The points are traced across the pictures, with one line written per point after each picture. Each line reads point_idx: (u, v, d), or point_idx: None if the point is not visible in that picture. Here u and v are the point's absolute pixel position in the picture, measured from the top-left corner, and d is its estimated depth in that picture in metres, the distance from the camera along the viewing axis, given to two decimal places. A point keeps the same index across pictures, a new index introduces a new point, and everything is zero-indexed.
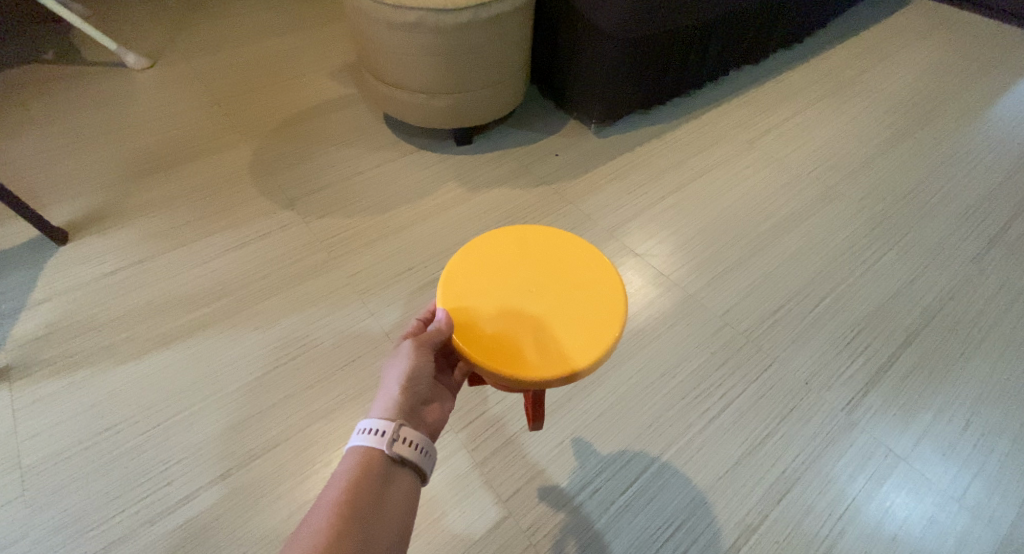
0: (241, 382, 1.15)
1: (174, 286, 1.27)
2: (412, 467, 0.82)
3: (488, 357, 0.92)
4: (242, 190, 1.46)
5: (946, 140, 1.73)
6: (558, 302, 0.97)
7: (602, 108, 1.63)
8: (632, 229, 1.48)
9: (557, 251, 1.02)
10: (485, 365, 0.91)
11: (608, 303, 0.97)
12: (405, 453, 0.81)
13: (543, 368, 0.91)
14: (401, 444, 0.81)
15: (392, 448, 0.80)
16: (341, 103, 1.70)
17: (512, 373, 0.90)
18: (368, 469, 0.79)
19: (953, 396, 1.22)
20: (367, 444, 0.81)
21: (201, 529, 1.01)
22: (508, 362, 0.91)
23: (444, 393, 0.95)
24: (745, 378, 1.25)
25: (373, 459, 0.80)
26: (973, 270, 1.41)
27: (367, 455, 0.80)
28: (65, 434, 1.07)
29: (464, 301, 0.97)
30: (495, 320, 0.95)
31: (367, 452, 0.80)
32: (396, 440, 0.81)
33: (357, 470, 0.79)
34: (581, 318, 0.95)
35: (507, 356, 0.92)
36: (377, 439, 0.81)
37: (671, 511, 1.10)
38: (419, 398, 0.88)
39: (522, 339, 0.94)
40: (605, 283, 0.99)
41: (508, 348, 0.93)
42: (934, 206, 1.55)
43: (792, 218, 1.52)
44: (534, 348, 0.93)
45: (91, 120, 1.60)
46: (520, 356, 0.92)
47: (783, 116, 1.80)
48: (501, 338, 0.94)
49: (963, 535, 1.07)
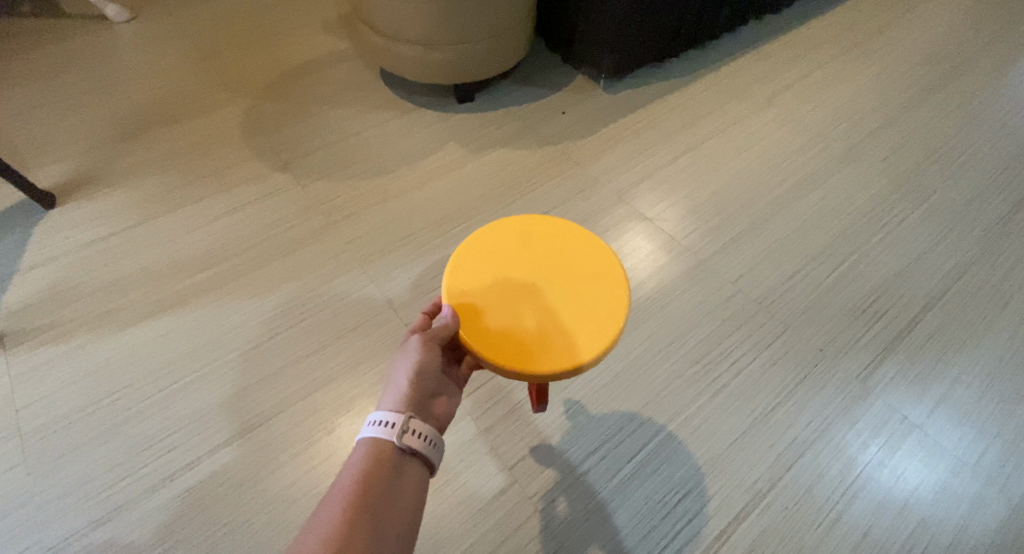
0: (238, 349, 1.16)
1: (172, 250, 1.28)
2: (423, 461, 0.71)
3: (492, 352, 0.80)
4: (242, 150, 1.46)
5: (977, 95, 1.63)
6: (563, 292, 0.85)
7: (612, 61, 1.56)
8: (644, 191, 1.41)
9: (559, 241, 0.90)
10: (491, 362, 0.80)
11: (614, 294, 0.85)
12: (417, 445, 0.70)
13: (551, 361, 0.80)
14: (412, 436, 0.70)
15: (402, 439, 0.70)
16: (343, 58, 1.69)
17: (518, 368, 0.79)
18: (379, 462, 0.69)
19: (970, 362, 1.16)
20: (377, 438, 0.70)
21: (202, 497, 1.00)
22: (515, 358, 0.80)
23: (453, 389, 0.82)
24: (757, 346, 1.19)
25: (383, 452, 0.69)
26: (999, 234, 1.34)
27: (374, 449, 0.69)
28: (64, 402, 1.09)
29: (467, 296, 0.85)
30: (497, 313, 0.84)
31: (376, 445, 0.70)
32: (406, 432, 0.70)
33: (367, 462, 0.68)
34: (588, 308, 0.84)
35: (512, 350, 0.80)
36: (389, 434, 0.70)
37: (679, 478, 1.05)
38: (428, 393, 0.77)
39: (526, 332, 0.82)
40: (609, 273, 0.87)
41: (514, 343, 0.81)
42: (962, 166, 1.47)
43: (809, 180, 1.44)
44: (538, 340, 0.81)
45: (81, 78, 1.60)
46: (526, 351, 0.81)
47: (802, 71, 1.70)
48: (504, 331, 0.82)
49: (978, 503, 1.02)
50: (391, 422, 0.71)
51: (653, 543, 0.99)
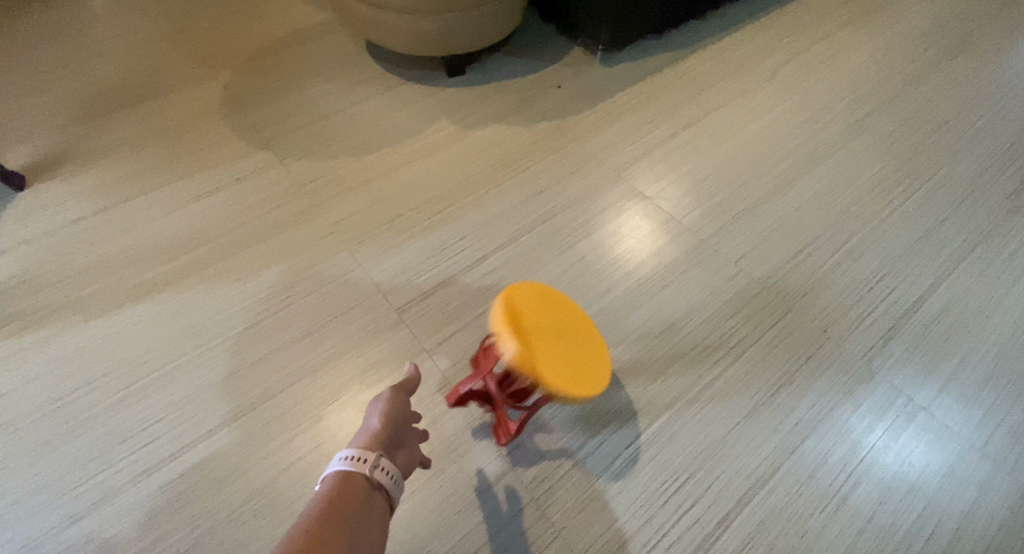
0: (220, 337, 1.11)
1: (149, 233, 1.23)
2: (389, 498, 0.68)
3: (569, 380, 0.84)
4: (222, 128, 1.40)
5: (985, 66, 1.58)
6: (561, 324, 0.91)
7: (608, 32, 1.50)
8: (642, 169, 1.36)
9: (530, 289, 0.93)
10: (575, 387, 0.84)
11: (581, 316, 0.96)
12: (386, 484, 0.68)
13: (599, 371, 0.89)
14: (382, 472, 0.68)
15: (373, 472, 0.68)
16: (328, 32, 1.62)
17: (590, 386, 0.86)
18: (348, 491, 0.65)
19: (979, 341, 1.12)
20: (345, 471, 0.67)
21: (183, 491, 0.96)
22: (583, 379, 0.86)
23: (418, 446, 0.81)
24: (759, 327, 1.14)
25: (351, 484, 0.66)
26: (1007, 209, 1.29)
27: (342, 481, 0.66)
28: (38, 392, 1.04)
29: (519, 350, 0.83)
30: (549, 352, 0.86)
31: (344, 477, 0.67)
32: (376, 467, 0.68)
33: (335, 490, 0.65)
34: (582, 332, 0.93)
35: (579, 374, 0.86)
36: (359, 467, 0.67)
37: (678, 463, 1.01)
38: (396, 439, 0.75)
39: (575, 360, 0.87)
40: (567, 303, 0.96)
41: (576, 369, 0.86)
42: (970, 139, 1.42)
43: (812, 156, 1.39)
44: (581, 363, 0.88)
45: (53, 55, 1.53)
46: (584, 373, 0.87)
47: (805, 43, 1.64)
48: (566, 363, 0.86)
49: (986, 485, 0.98)
50: (362, 456, 0.68)
51: (652, 531, 0.95)
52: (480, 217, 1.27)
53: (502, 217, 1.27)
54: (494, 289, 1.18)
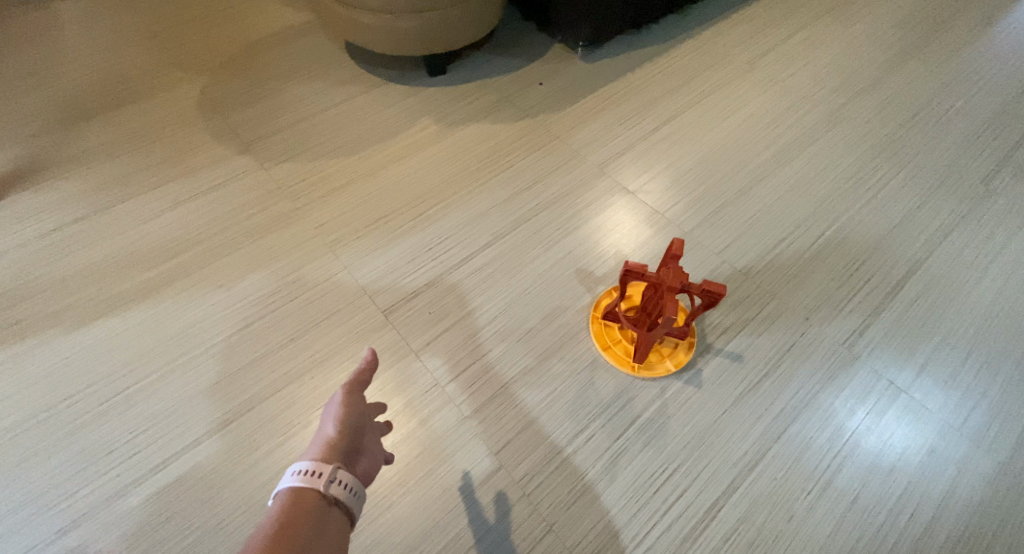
0: (205, 344, 1.10)
1: (129, 241, 1.22)
2: (349, 514, 0.64)
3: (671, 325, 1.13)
4: (199, 133, 1.39)
5: (958, 53, 1.60)
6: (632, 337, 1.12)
7: (587, 28, 1.50)
8: (625, 163, 1.37)
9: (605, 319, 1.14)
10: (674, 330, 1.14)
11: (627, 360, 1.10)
12: (344, 498, 0.64)
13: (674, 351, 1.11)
14: (339, 485, 0.64)
15: (328, 488, 0.63)
16: (307, 32, 1.60)
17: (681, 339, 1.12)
18: (300, 511, 0.61)
19: (956, 323, 1.14)
20: (298, 489, 0.63)
21: (173, 500, 0.96)
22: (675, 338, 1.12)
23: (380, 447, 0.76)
24: (744, 317, 1.16)
25: (304, 503, 0.62)
26: (981, 193, 1.32)
27: (294, 499, 0.62)
28: (20, 406, 1.03)
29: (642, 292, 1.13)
30: None
31: (296, 495, 0.62)
32: (333, 481, 0.64)
33: (285, 513, 0.60)
34: None
35: None
36: (313, 483, 0.63)
37: (668, 454, 1.02)
38: (354, 445, 0.71)
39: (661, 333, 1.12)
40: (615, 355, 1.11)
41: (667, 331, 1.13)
42: (945, 126, 1.44)
43: (792, 146, 1.41)
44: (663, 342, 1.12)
45: (23, 61, 1.50)
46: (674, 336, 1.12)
47: (783, 35, 1.66)
48: None
49: (965, 463, 1.01)
50: (316, 470, 0.64)
51: (642, 522, 0.97)
52: (464, 215, 1.27)
53: (487, 215, 1.28)
54: (481, 288, 1.18)
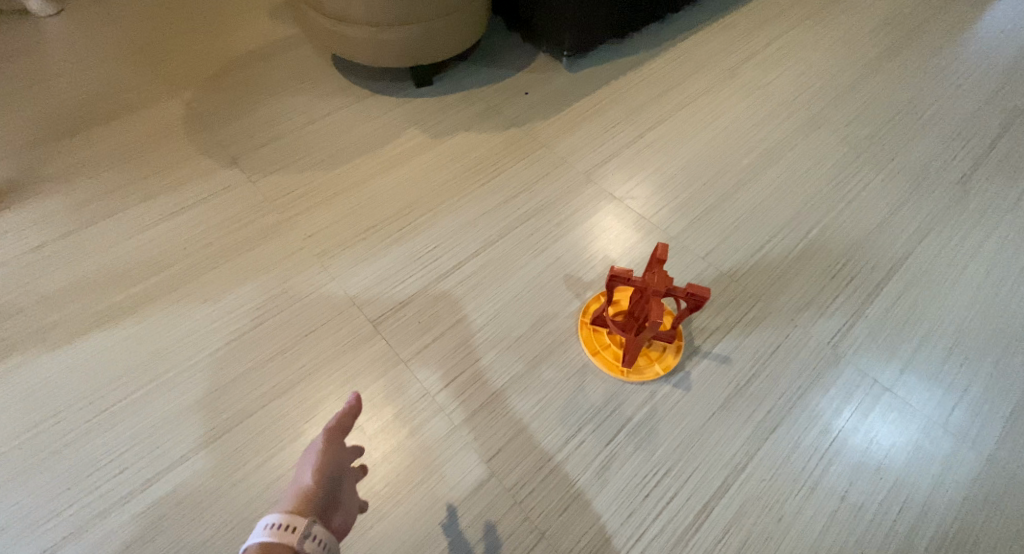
0: (193, 359, 1.10)
1: (114, 257, 1.21)
2: None
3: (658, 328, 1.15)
4: (184, 147, 1.39)
5: (933, 57, 1.64)
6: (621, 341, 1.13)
7: (571, 38, 1.52)
8: (611, 170, 1.39)
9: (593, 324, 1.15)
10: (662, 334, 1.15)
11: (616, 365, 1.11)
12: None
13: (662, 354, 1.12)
14: (312, 541, 0.62)
15: (300, 544, 0.61)
16: (292, 46, 1.61)
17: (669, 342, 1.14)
18: None
19: (937, 321, 1.16)
20: (268, 544, 0.61)
21: (161, 518, 0.95)
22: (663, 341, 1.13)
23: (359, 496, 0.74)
24: (730, 319, 1.17)
25: None
26: (959, 193, 1.35)
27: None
28: (4, 426, 1.02)
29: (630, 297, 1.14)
30: None
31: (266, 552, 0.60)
32: (306, 536, 0.62)
33: None
34: None
35: None
36: (285, 537, 0.61)
37: (658, 458, 1.03)
38: (330, 496, 0.69)
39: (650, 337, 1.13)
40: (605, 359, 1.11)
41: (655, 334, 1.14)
42: (922, 128, 1.47)
43: (774, 151, 1.43)
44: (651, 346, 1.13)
45: (5, 78, 1.50)
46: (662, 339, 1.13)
47: (763, 42, 1.69)
48: None
49: (950, 459, 1.02)
50: (290, 523, 0.62)
51: (634, 526, 0.97)
52: (452, 225, 1.28)
53: (474, 224, 1.28)
54: (470, 296, 1.19)
